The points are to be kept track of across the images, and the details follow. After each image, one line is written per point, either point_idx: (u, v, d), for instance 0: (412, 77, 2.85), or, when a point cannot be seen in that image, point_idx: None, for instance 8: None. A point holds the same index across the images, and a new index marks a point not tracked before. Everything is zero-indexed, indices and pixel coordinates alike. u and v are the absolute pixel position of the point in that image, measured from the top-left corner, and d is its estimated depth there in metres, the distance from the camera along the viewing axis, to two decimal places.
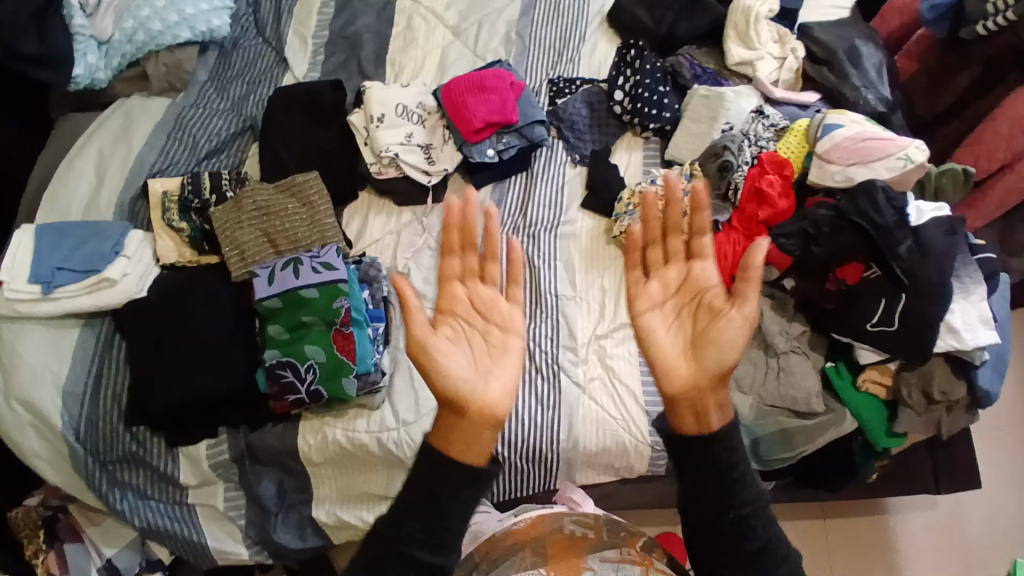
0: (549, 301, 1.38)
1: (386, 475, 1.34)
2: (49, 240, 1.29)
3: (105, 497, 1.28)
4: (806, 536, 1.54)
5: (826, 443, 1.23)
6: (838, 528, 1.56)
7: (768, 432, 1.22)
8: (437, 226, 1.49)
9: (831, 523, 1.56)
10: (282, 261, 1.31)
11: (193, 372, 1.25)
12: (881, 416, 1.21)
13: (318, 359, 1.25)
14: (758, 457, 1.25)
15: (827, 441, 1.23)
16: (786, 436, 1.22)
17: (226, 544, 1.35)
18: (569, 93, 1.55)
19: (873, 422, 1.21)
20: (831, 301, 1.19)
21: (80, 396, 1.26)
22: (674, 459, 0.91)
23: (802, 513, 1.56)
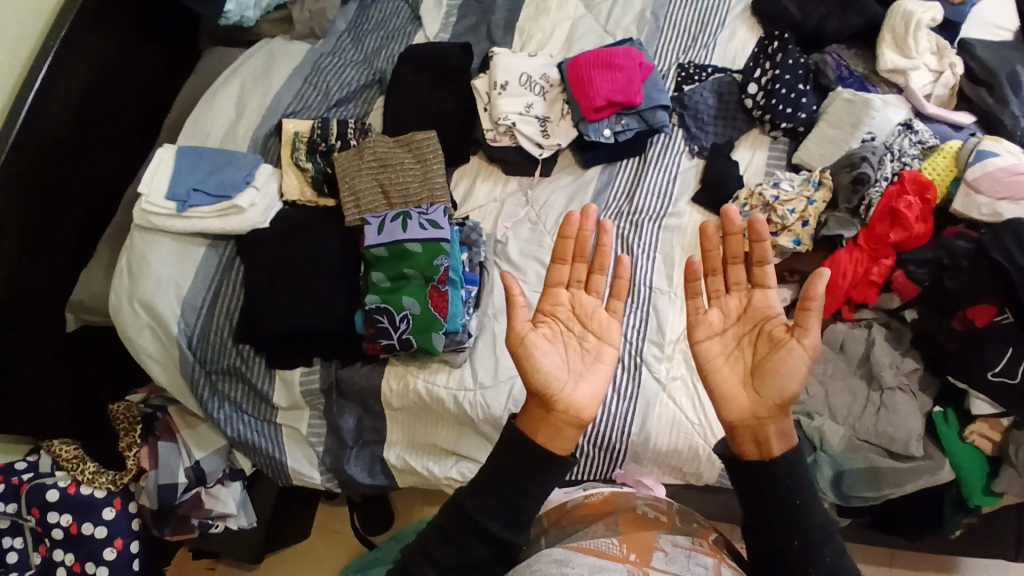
0: (639, 292, 1.36)
1: (457, 432, 1.39)
2: (189, 161, 1.41)
3: (204, 404, 1.41)
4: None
5: (915, 490, 1.13)
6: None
7: (855, 468, 1.13)
8: (541, 201, 1.49)
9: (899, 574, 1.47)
10: (391, 213, 1.36)
11: (300, 304, 1.35)
12: (981, 472, 1.11)
13: (412, 311, 1.30)
14: (838, 490, 1.17)
15: (917, 489, 1.14)
16: (874, 474, 1.13)
17: (304, 466, 1.45)
18: (698, 81, 1.49)
19: (971, 477, 1.11)
20: (954, 342, 1.10)
21: (197, 308, 1.38)
22: (736, 482, 0.88)
23: (868, 555, 1.48)
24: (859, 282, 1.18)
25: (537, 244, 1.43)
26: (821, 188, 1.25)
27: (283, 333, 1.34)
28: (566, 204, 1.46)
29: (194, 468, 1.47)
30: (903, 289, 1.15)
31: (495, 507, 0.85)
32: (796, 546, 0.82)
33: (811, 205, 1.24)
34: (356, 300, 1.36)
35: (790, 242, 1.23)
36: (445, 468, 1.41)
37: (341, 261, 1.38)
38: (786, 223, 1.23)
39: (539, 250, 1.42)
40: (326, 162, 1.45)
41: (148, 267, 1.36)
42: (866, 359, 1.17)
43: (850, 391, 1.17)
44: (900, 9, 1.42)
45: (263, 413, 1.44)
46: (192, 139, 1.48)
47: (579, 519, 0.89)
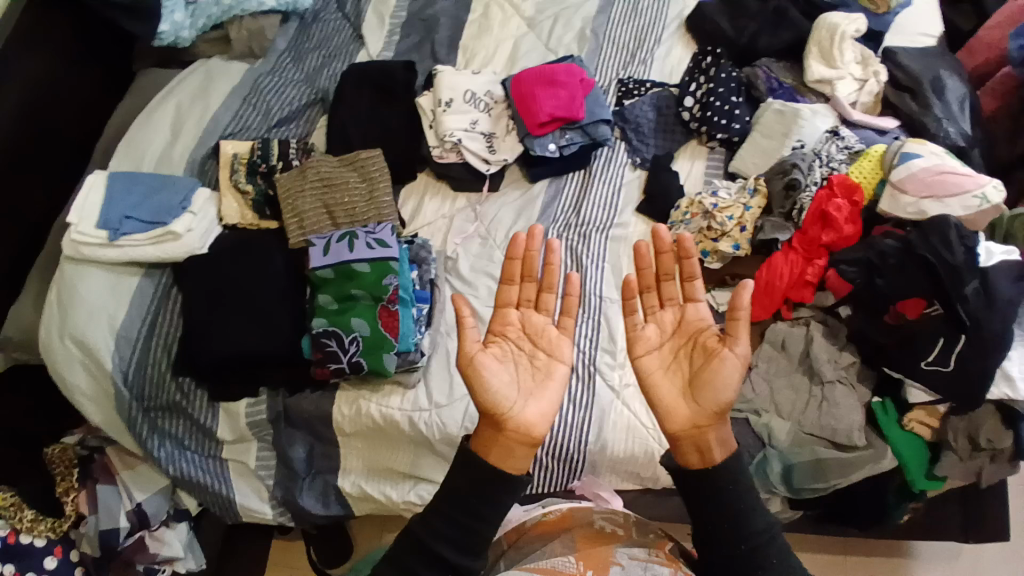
0: (589, 304, 1.37)
1: (412, 454, 1.36)
2: (121, 187, 1.34)
3: (144, 442, 1.34)
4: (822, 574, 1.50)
5: (860, 479, 1.18)
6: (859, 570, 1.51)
7: (801, 462, 1.18)
8: (490, 216, 1.50)
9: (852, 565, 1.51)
10: (338, 233, 1.34)
11: (244, 330, 1.29)
12: (922, 458, 1.16)
13: (361, 333, 1.27)
14: (788, 485, 1.21)
15: (862, 478, 1.18)
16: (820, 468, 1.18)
17: (253, 501, 1.39)
18: (638, 95, 1.54)
19: (914, 464, 1.15)
20: (888, 336, 1.15)
21: (133, 340, 1.31)
22: (681, 487, 0.89)
23: (822, 548, 1.52)
24: (795, 284, 1.23)
25: (487, 260, 1.43)
26: (757, 195, 1.30)
27: (225, 360, 1.29)
28: (514, 220, 1.47)
29: (136, 511, 1.38)
30: (836, 287, 1.20)
31: (447, 530, 0.85)
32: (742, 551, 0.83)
33: (748, 211, 1.29)
34: (302, 324, 1.33)
35: (730, 248, 1.27)
36: (403, 492, 1.38)
37: (286, 283, 1.34)
38: (725, 230, 1.28)
39: (489, 265, 1.42)
40: (268, 183, 1.42)
41: (78, 300, 1.28)
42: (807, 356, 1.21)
43: (792, 387, 1.21)
44: (824, 22, 1.51)
45: (207, 449, 1.38)
46: (125, 163, 1.42)
47: (536, 538, 0.89)
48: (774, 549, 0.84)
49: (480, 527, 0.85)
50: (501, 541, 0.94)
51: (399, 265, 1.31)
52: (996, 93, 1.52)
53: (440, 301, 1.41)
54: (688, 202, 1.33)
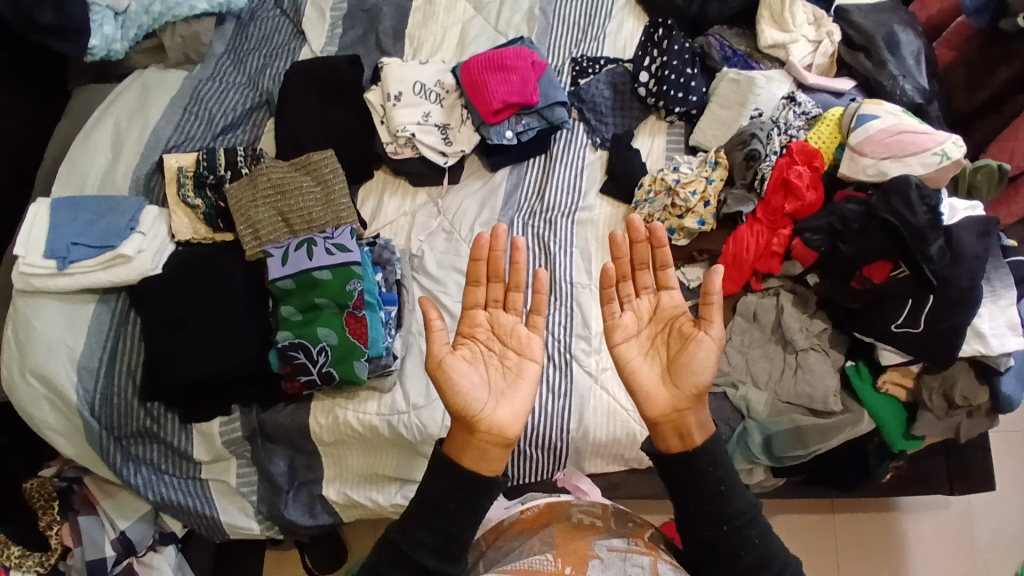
0: (562, 290, 1.35)
1: (397, 458, 1.34)
2: (65, 213, 1.28)
3: (119, 470, 1.27)
4: (807, 537, 1.52)
5: (840, 443, 1.19)
6: (842, 530, 1.53)
7: (781, 430, 1.18)
8: (453, 209, 1.46)
9: (836, 525, 1.54)
10: (296, 241, 1.30)
11: (209, 349, 1.26)
12: (899, 418, 1.17)
13: (329, 342, 1.23)
14: (770, 454, 1.21)
15: (842, 442, 1.19)
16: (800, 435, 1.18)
17: (238, 518, 1.36)
18: (592, 73, 1.50)
19: (890, 424, 1.17)
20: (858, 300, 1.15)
21: (95, 370, 1.25)
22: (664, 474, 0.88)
23: (810, 508, 1.54)
24: (763, 254, 1.22)
25: (454, 255, 1.41)
26: (718, 167, 1.28)
27: (186, 376, 1.25)
28: (479, 212, 1.44)
29: (120, 539, 1.30)
30: (805, 255, 1.19)
31: (428, 538, 0.83)
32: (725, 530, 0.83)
33: (710, 184, 1.27)
34: (268, 335, 1.30)
35: (696, 223, 1.25)
36: (390, 496, 1.36)
37: (249, 296, 1.30)
38: (690, 205, 1.26)
39: (457, 259, 1.40)
40: (218, 196, 1.37)
41: (32, 337, 1.22)
42: (778, 325, 1.21)
43: (766, 355, 1.21)
44: None
45: (186, 470, 1.33)
46: (67, 187, 1.36)
47: (516, 536, 0.88)
48: (755, 525, 0.84)
49: (463, 535, 0.84)
50: (480, 543, 0.93)
51: (362, 268, 1.28)
52: (950, 44, 1.50)
53: (411, 302, 1.38)
54: (650, 180, 1.30)
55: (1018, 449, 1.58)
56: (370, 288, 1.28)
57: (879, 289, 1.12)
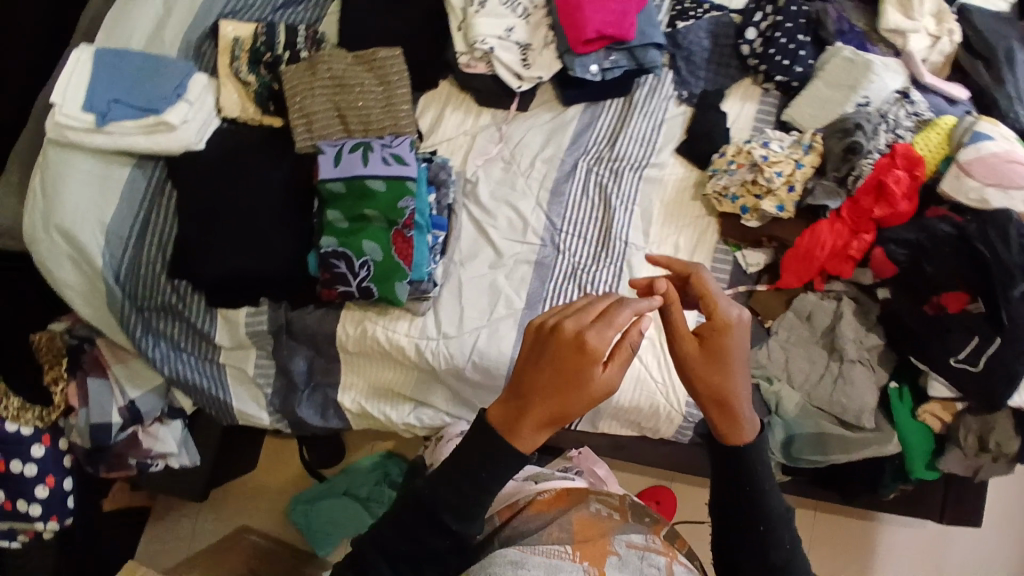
0: (615, 248, 1.32)
1: (417, 380, 1.34)
2: (109, 66, 1.18)
3: (137, 342, 1.24)
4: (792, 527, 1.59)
5: (862, 458, 1.20)
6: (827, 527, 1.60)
7: (804, 432, 1.21)
8: (515, 138, 1.39)
9: (823, 522, 1.60)
10: (355, 141, 1.22)
11: (244, 242, 1.21)
12: (927, 450, 1.18)
13: (373, 257, 1.18)
14: (786, 453, 1.24)
15: (864, 456, 1.20)
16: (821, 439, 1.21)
17: (249, 408, 1.35)
18: (693, 17, 1.38)
19: (916, 452, 1.18)
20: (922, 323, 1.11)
21: (124, 238, 1.20)
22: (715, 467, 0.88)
23: (796, 502, 1.59)
24: (837, 255, 1.17)
25: (510, 188, 1.36)
26: (811, 152, 1.22)
27: (219, 263, 1.21)
28: (542, 147, 1.38)
29: (129, 408, 1.29)
30: (882, 267, 1.14)
31: (467, 479, 0.84)
32: (756, 531, 0.85)
33: (799, 168, 1.21)
34: (307, 237, 1.24)
35: (773, 207, 1.21)
36: (403, 414, 1.37)
37: (292, 194, 1.23)
38: (769, 185, 1.21)
39: (510, 193, 1.36)
40: (272, 76, 1.27)
41: (60, 193, 1.16)
42: (832, 330, 1.19)
43: (808, 355, 1.22)
44: None
45: (205, 355, 1.31)
46: (111, 37, 1.24)
47: (532, 518, 0.90)
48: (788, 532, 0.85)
49: (497, 485, 0.84)
50: (495, 518, 0.96)
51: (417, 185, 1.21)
52: None
53: (464, 230, 1.34)
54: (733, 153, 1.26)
55: (1010, 489, 1.62)
56: (421, 208, 1.22)
57: (947, 319, 1.09)
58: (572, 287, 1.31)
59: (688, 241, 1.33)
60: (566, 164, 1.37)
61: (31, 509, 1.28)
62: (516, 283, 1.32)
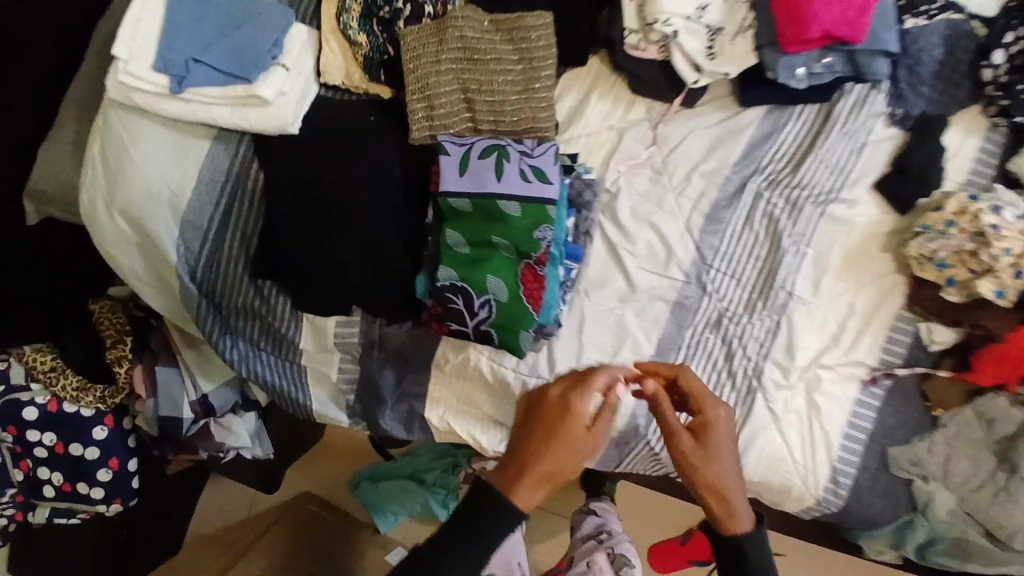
0: (775, 298, 1.10)
1: (516, 411, 1.19)
2: (189, 10, 0.92)
3: (213, 342, 1.09)
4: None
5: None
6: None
7: (947, 537, 1.14)
8: (672, 140, 1.12)
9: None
10: (488, 142, 0.97)
11: (343, 250, 1.01)
12: None
13: (496, 297, 0.97)
14: (919, 552, 1.17)
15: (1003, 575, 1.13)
16: (964, 548, 1.13)
17: (329, 410, 1.21)
18: (924, 16, 1.05)
19: None
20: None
21: (202, 231, 1.00)
22: None
23: None
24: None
25: (657, 205, 1.11)
26: None
27: (311, 267, 1.01)
28: (704, 157, 1.12)
29: (202, 403, 1.18)
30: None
31: None
32: (746, 551, 0.85)
33: None
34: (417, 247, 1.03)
35: (996, 293, 0.98)
36: (495, 441, 1.22)
37: (407, 195, 1.01)
38: (999, 266, 0.98)
39: (656, 212, 1.11)
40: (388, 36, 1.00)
41: (125, 174, 0.95)
42: (1013, 440, 1.08)
43: (975, 457, 1.11)
44: None
45: (289, 359, 1.15)
46: None
47: None
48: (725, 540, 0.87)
49: None
50: None
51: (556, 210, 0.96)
52: None
53: (597, 251, 1.11)
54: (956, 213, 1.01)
55: None
56: (557, 238, 0.98)
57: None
58: (714, 337, 1.11)
59: (865, 304, 1.12)
60: (731, 183, 1.11)
61: (94, 492, 1.21)
62: (649, 324, 1.12)
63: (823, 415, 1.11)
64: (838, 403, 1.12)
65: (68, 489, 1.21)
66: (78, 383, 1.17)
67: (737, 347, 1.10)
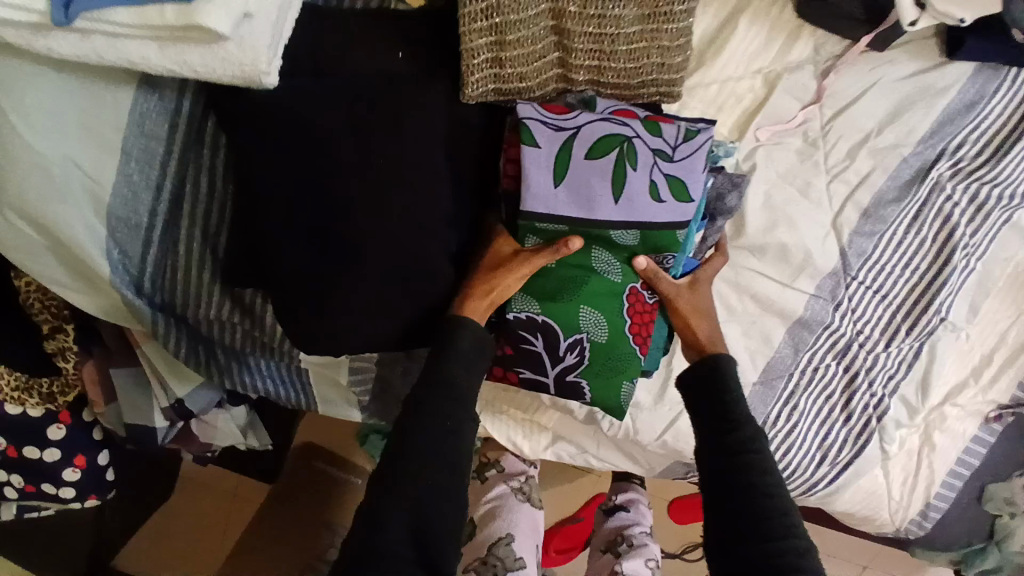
0: (925, 324, 0.84)
1: (570, 426, 0.98)
2: None
3: (181, 358, 0.80)
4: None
5: None
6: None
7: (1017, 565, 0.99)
8: (849, 97, 0.76)
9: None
10: (604, 128, 0.63)
11: (351, 270, 0.65)
12: None
13: (591, 336, 0.69)
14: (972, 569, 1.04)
15: None
16: None
17: (336, 408, 0.97)
18: None
19: None
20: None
21: (143, 229, 0.67)
22: None
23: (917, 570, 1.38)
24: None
25: (802, 191, 0.77)
26: None
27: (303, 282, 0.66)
28: (880, 127, 0.77)
29: (176, 409, 0.92)
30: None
31: None
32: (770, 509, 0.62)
33: None
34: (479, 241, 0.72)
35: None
36: (538, 448, 1.01)
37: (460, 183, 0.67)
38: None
39: (801, 201, 0.77)
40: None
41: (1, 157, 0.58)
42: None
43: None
44: None
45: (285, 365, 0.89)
46: None
47: None
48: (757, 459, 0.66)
49: None
50: None
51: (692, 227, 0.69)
52: None
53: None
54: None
55: None
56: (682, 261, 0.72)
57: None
58: (834, 364, 0.84)
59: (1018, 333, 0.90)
60: (908, 167, 0.79)
61: (63, 493, 1.02)
62: (754, 344, 0.82)
63: (937, 454, 0.92)
64: (955, 440, 0.93)
65: (33, 490, 1.01)
66: (18, 384, 0.90)
67: (860, 377, 0.85)
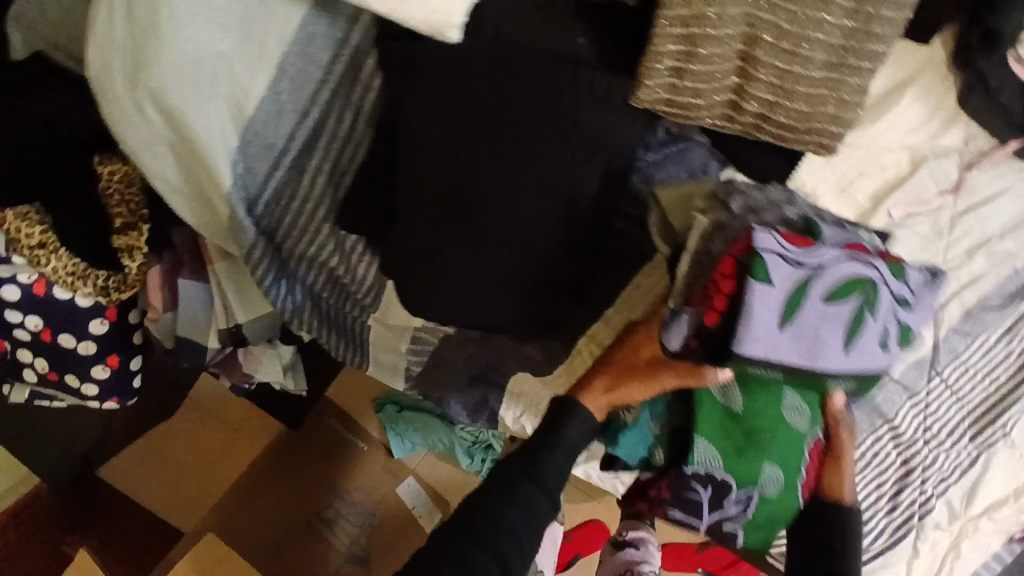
0: (987, 434, 0.83)
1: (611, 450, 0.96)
2: None
3: (261, 286, 0.78)
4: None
5: None
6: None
7: None
8: (982, 196, 0.75)
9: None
10: (883, 300, 0.61)
11: (472, 242, 0.64)
12: None
13: (763, 491, 0.73)
14: None
15: None
16: None
17: (385, 373, 0.96)
18: None
19: None
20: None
21: (274, 151, 0.66)
22: None
23: None
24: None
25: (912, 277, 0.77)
26: None
27: (419, 243, 0.65)
28: (1005, 233, 0.76)
29: (233, 334, 0.91)
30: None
31: None
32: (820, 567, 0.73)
33: None
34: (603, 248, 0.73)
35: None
36: None
37: (605, 186, 0.64)
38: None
39: None
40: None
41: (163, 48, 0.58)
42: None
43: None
44: None
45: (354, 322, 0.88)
46: None
47: None
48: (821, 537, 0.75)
49: None
50: None
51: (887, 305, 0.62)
52: None
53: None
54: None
55: None
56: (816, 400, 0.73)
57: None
58: (893, 453, 0.83)
59: None
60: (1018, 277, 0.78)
61: (86, 389, 0.99)
62: None
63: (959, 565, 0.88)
64: (978, 554, 0.90)
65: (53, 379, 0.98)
66: (74, 269, 0.88)
67: (915, 473, 0.83)
